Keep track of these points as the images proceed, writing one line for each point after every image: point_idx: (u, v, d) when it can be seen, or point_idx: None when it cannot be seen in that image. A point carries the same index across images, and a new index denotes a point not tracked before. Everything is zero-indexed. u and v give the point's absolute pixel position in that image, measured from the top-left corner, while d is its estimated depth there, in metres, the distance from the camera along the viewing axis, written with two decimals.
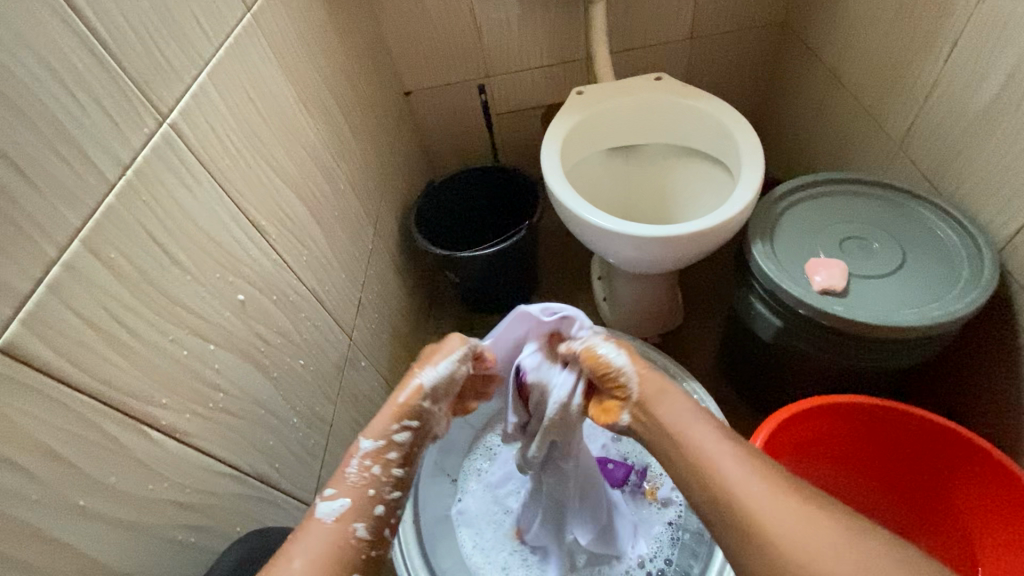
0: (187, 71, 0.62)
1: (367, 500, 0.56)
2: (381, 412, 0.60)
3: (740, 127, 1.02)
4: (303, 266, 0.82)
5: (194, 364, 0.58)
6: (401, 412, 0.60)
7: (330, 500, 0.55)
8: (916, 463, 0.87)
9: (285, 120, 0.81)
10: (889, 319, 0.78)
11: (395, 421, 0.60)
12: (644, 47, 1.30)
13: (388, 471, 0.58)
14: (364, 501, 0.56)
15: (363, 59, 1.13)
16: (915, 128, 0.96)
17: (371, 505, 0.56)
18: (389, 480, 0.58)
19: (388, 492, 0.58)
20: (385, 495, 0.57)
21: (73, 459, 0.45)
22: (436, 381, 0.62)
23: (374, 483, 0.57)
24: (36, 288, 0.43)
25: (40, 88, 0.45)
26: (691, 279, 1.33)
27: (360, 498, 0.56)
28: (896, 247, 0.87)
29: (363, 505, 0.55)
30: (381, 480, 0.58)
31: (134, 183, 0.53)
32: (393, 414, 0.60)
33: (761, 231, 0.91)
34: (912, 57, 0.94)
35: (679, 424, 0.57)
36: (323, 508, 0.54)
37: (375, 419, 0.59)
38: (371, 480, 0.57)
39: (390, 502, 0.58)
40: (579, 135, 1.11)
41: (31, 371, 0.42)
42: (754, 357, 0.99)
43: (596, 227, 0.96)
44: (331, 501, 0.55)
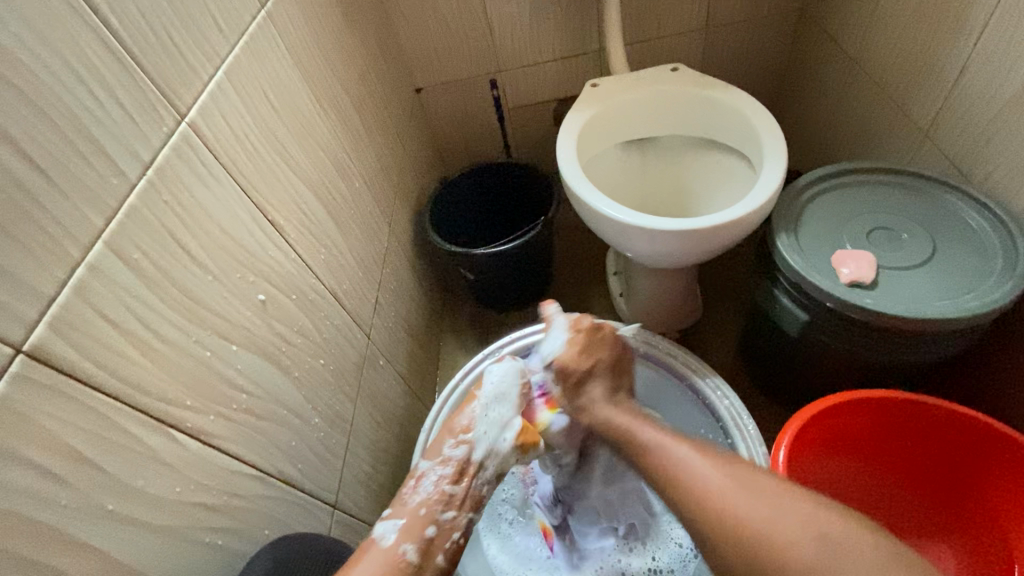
0: (204, 69, 0.61)
1: (420, 521, 0.62)
2: (440, 436, 0.71)
3: (762, 117, 1.00)
4: (322, 265, 0.81)
5: (217, 364, 0.58)
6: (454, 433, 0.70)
7: (387, 521, 0.61)
8: (949, 460, 0.85)
9: (301, 118, 0.81)
10: (921, 311, 0.76)
11: (451, 440, 0.70)
12: (659, 37, 1.28)
13: (439, 489, 0.65)
14: (415, 522, 0.61)
15: (375, 56, 1.12)
16: (943, 114, 0.93)
17: (421, 526, 0.61)
18: (441, 498, 0.64)
19: (439, 513, 0.63)
20: (438, 517, 0.63)
21: (100, 463, 0.44)
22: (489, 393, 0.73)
23: (428, 503, 0.63)
24: (61, 290, 0.42)
25: (61, 88, 0.44)
26: (709, 273, 1.31)
27: (413, 517, 0.62)
28: (926, 237, 0.85)
29: (413, 525, 0.61)
30: (434, 500, 0.64)
31: (154, 182, 0.52)
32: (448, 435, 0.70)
33: (784, 223, 0.89)
34: (939, 41, 0.92)
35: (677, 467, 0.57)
36: (380, 529, 0.61)
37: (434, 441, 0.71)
38: (426, 502, 0.64)
39: (443, 523, 0.63)
40: (595, 128, 1.09)
41: (57, 374, 0.41)
42: (778, 352, 0.97)
43: (615, 221, 0.94)
44: (388, 522, 0.61)
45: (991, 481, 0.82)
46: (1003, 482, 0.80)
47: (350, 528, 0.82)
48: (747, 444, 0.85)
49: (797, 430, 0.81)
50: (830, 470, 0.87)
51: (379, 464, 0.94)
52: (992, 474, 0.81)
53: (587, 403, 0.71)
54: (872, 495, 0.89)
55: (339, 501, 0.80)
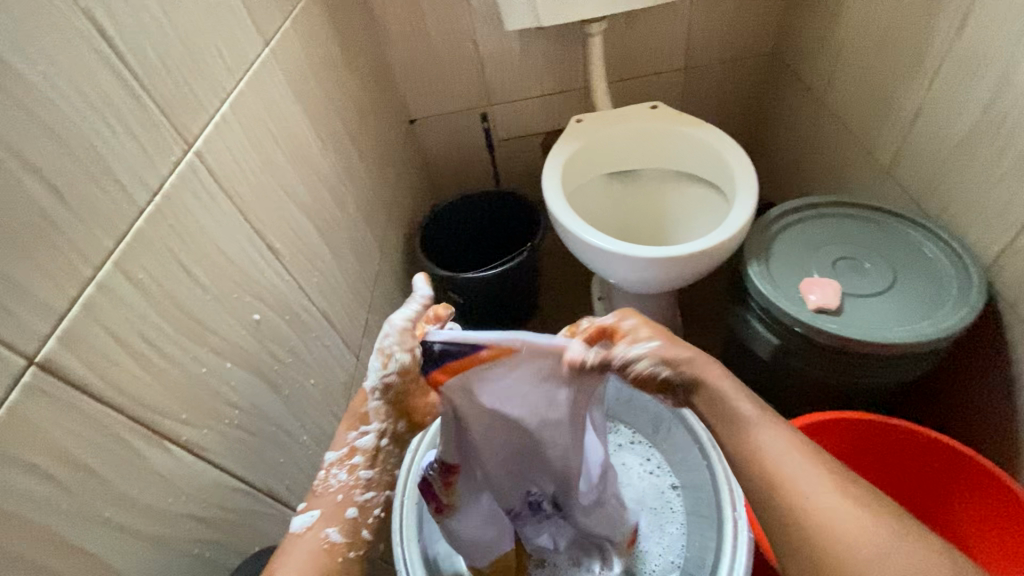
0: (211, 103, 0.66)
1: (339, 505, 0.58)
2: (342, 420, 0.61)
3: (735, 153, 1.06)
4: (314, 288, 0.84)
5: (212, 381, 0.60)
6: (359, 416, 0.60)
7: (303, 513, 0.57)
8: (919, 478, 0.88)
9: (299, 148, 0.85)
10: (881, 336, 0.80)
11: (353, 429, 0.60)
12: (640, 77, 1.36)
13: (355, 477, 0.60)
14: (333, 508, 0.58)
15: (370, 89, 1.18)
16: (901, 153, 1.00)
17: (341, 510, 0.58)
18: (359, 484, 0.60)
19: (359, 494, 0.60)
20: (356, 498, 0.59)
21: (100, 471, 0.47)
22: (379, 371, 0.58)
23: (346, 489, 0.59)
24: (72, 307, 0.45)
25: (82, 121, 0.48)
26: (689, 300, 1.35)
27: (330, 505, 0.58)
28: (886, 267, 0.90)
29: (332, 511, 0.57)
30: (351, 486, 0.59)
31: (160, 208, 0.56)
32: (349, 423, 0.60)
33: (755, 252, 0.94)
34: (896, 86, 1.00)
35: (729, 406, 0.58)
36: (296, 521, 0.56)
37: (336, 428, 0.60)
38: (342, 487, 0.59)
39: (362, 504, 0.60)
40: (579, 161, 1.15)
41: (65, 386, 0.44)
42: (752, 375, 1.01)
43: (597, 248, 0.99)
44: (304, 513, 0.57)
45: (954, 497, 0.85)
46: (964, 503, 0.84)
47: None
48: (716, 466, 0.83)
49: None
50: None
51: None
52: (954, 494, 0.85)
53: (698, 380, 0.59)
54: None
55: None
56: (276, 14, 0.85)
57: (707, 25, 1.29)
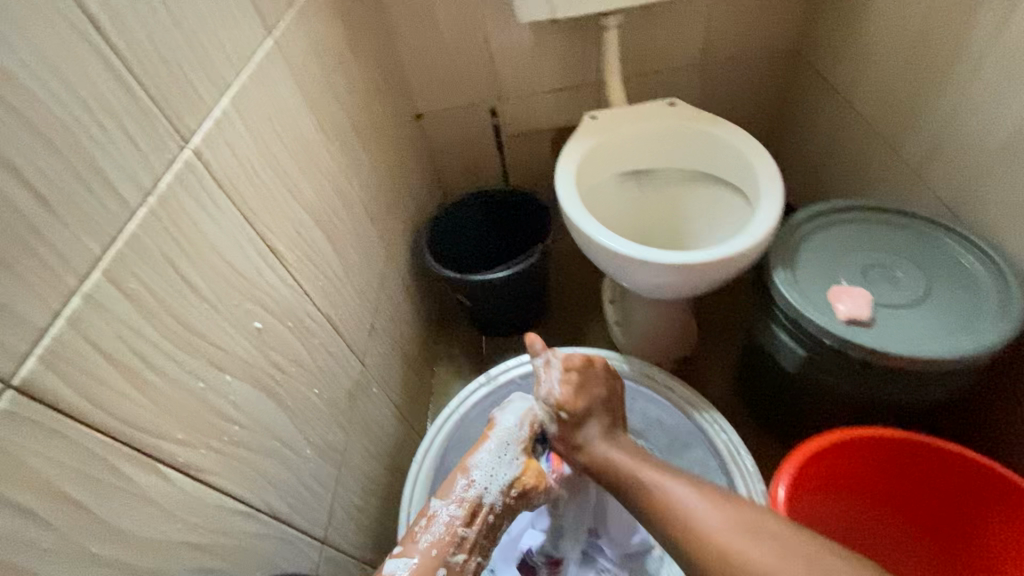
0: (211, 96, 0.61)
1: (432, 562, 0.68)
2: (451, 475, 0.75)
3: (758, 152, 1.02)
4: (319, 291, 0.80)
5: (210, 396, 0.56)
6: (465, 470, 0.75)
7: (397, 559, 0.68)
8: (951, 497, 0.84)
9: (304, 144, 0.81)
10: (917, 351, 0.76)
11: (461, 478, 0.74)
12: (657, 72, 1.31)
13: (454, 533, 0.71)
14: (430, 560, 0.68)
15: (377, 81, 1.13)
16: (934, 156, 0.96)
17: (434, 564, 0.68)
18: (454, 540, 0.70)
19: (451, 554, 0.69)
20: (449, 557, 0.69)
21: (84, 502, 0.42)
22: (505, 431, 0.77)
23: (440, 544, 0.69)
24: (54, 322, 0.41)
25: (69, 116, 0.44)
26: (705, 304, 1.31)
27: (426, 559, 0.68)
28: (920, 276, 0.86)
29: (428, 563, 0.68)
30: (447, 541, 0.70)
31: (155, 210, 0.52)
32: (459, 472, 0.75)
33: (781, 259, 0.90)
34: (930, 85, 0.95)
35: (657, 481, 0.70)
36: (390, 566, 0.67)
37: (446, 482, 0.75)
38: (438, 544, 0.69)
39: (452, 564, 0.69)
40: (595, 160, 1.11)
41: (46, 409, 0.40)
42: (775, 386, 0.97)
43: (615, 252, 0.94)
44: (398, 559, 0.68)
45: (988, 520, 0.81)
46: (998, 526, 0.80)
47: (339, 564, 0.80)
48: (746, 484, 0.84)
49: (795, 469, 0.80)
50: (827, 509, 0.86)
51: (370, 496, 0.91)
52: (988, 517, 0.81)
53: (585, 440, 0.77)
54: (867, 533, 0.88)
55: (328, 537, 0.77)
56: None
57: (728, 19, 1.24)
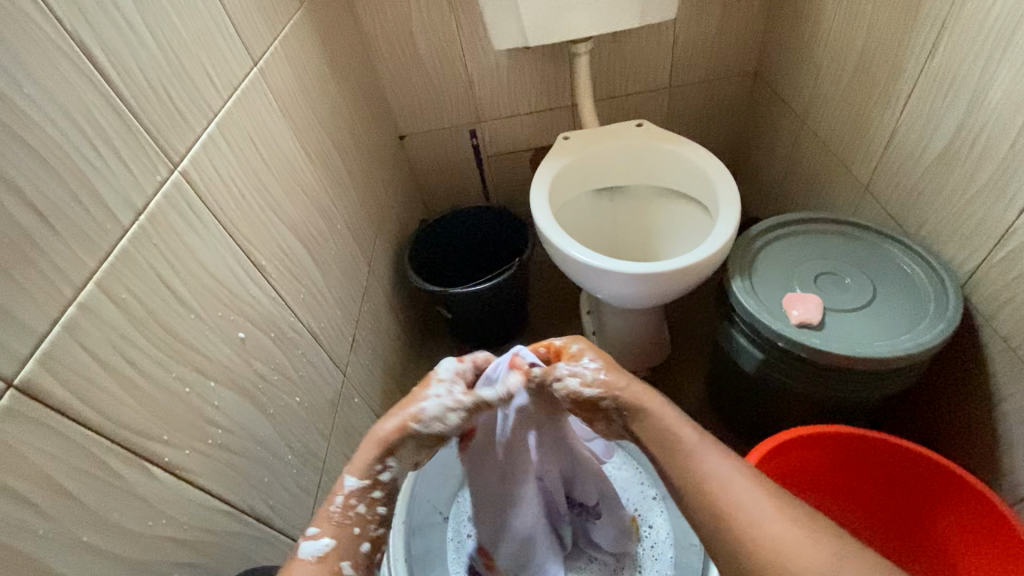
0: (199, 122, 0.67)
1: (354, 539, 0.61)
2: (362, 447, 0.63)
3: (718, 169, 1.08)
4: (301, 304, 0.84)
5: (195, 400, 0.60)
6: (385, 451, 0.63)
7: (314, 540, 0.59)
8: (902, 491, 0.89)
9: (287, 165, 0.86)
10: (862, 350, 0.82)
11: (377, 460, 0.62)
12: (626, 95, 1.38)
13: (372, 512, 0.62)
14: (349, 539, 0.60)
15: (359, 105, 1.19)
16: (879, 171, 1.03)
17: (356, 544, 0.61)
18: (374, 518, 0.62)
19: (373, 530, 0.62)
20: (370, 534, 0.62)
21: (76, 495, 0.46)
22: (424, 417, 0.64)
23: (361, 522, 0.62)
24: (52, 328, 0.45)
25: (67, 143, 0.48)
26: (676, 313, 1.37)
27: (345, 536, 0.60)
28: (866, 282, 0.92)
29: (347, 545, 0.60)
30: (366, 519, 0.62)
31: (146, 227, 0.56)
32: (376, 452, 0.62)
33: (739, 267, 0.96)
34: (872, 106, 1.03)
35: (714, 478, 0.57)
36: (307, 548, 0.58)
37: (358, 457, 0.62)
38: (356, 519, 0.61)
39: (375, 540, 0.63)
40: (567, 177, 1.17)
41: (43, 407, 0.44)
42: (739, 389, 1.02)
43: (584, 264, 0.99)
44: (315, 540, 0.59)
45: (937, 511, 0.86)
46: (947, 517, 0.85)
47: None
48: None
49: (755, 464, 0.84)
50: None
51: None
52: (937, 508, 0.86)
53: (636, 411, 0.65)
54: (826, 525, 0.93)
55: None
56: (265, 33, 0.86)
57: (691, 45, 1.33)
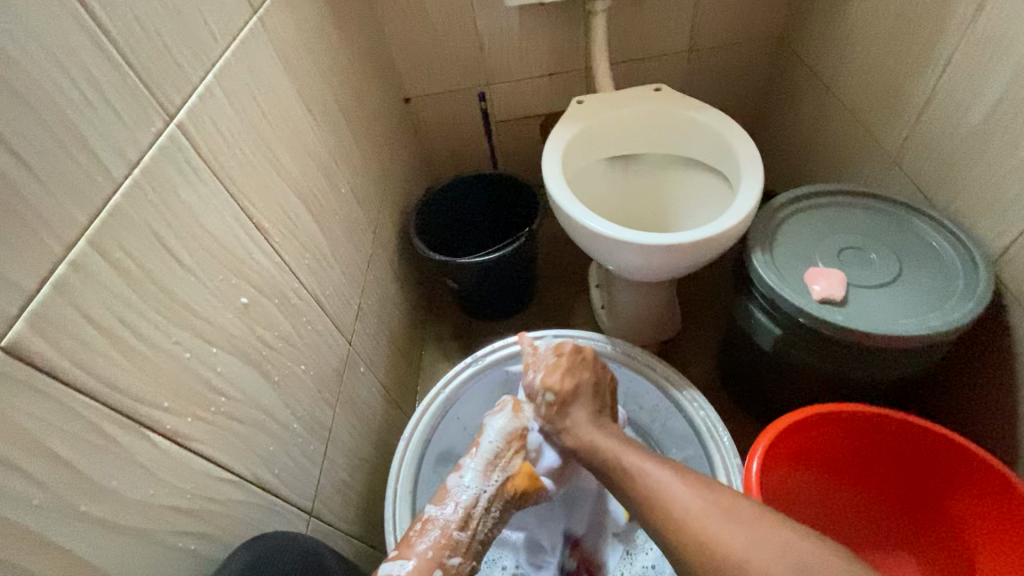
0: (195, 71, 0.62)
1: (429, 564, 0.69)
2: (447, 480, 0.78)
3: (741, 138, 1.03)
4: (306, 269, 0.81)
5: (197, 366, 0.58)
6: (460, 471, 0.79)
7: (392, 563, 0.68)
8: (917, 471, 0.87)
9: (289, 123, 0.81)
10: (887, 328, 0.79)
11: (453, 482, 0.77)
12: (644, 58, 1.32)
13: (448, 537, 0.72)
14: (425, 562, 0.69)
15: (363, 63, 1.14)
16: (910, 141, 0.98)
17: (433, 566, 0.69)
18: (447, 544, 0.71)
19: (448, 558, 0.71)
20: (444, 559, 0.70)
21: (74, 463, 0.44)
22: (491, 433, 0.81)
23: (436, 547, 0.71)
24: (42, 288, 0.42)
25: (53, 88, 0.44)
26: (689, 287, 1.34)
27: (422, 560, 0.69)
28: (892, 257, 0.89)
29: (424, 565, 0.69)
30: (441, 544, 0.71)
31: (141, 182, 0.53)
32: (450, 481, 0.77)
33: (760, 240, 0.92)
34: (907, 72, 0.97)
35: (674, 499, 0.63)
36: (386, 568, 0.68)
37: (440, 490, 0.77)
38: (434, 543, 0.71)
39: (449, 565, 0.70)
40: (581, 143, 1.12)
41: (33, 370, 0.41)
42: (753, 365, 0.99)
43: (598, 234, 0.96)
44: (393, 563, 0.68)
45: (954, 491, 0.84)
46: (964, 497, 0.83)
47: (328, 534, 0.82)
48: (722, 458, 0.86)
49: (769, 442, 0.82)
50: (799, 483, 0.89)
51: (358, 471, 0.93)
52: (954, 489, 0.84)
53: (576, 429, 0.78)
54: (838, 505, 0.91)
55: (316, 509, 0.79)
56: None
57: (713, 7, 1.26)
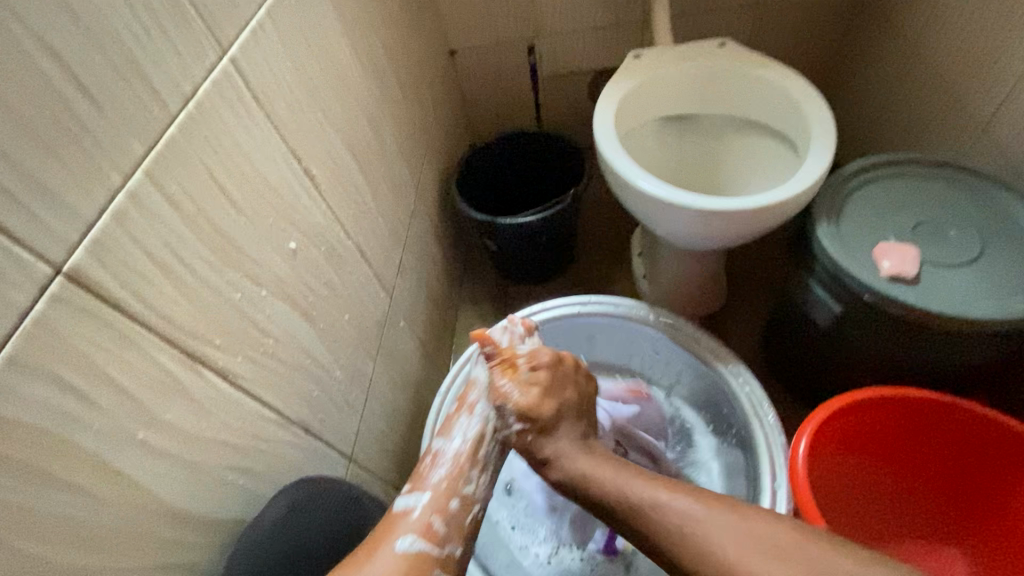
0: (247, 5, 0.60)
1: (444, 497, 0.62)
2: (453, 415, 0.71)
3: (812, 99, 0.96)
4: (351, 220, 0.80)
5: (247, 307, 0.58)
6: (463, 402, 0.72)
7: (407, 496, 0.62)
8: (970, 460, 0.83)
9: (338, 67, 0.79)
10: (963, 311, 0.73)
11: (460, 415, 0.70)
12: (706, 12, 1.23)
13: (459, 467, 0.65)
14: (440, 497, 0.62)
15: (410, 9, 1.09)
16: (1006, 108, 0.88)
17: (445, 501, 0.62)
18: (461, 478, 0.64)
19: (461, 488, 0.64)
20: (459, 492, 0.63)
21: (132, 391, 0.45)
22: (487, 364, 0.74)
23: (449, 480, 0.64)
24: (101, 216, 0.42)
25: (109, 10, 0.43)
26: (737, 260, 1.28)
27: (437, 493, 0.62)
28: (973, 235, 0.82)
29: (438, 499, 0.62)
30: (455, 478, 0.64)
31: (195, 117, 0.51)
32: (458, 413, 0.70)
33: (825, 211, 0.86)
34: (1011, 29, 0.87)
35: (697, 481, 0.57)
36: (402, 503, 0.61)
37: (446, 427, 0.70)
38: (447, 479, 0.64)
39: (464, 498, 0.63)
40: (635, 101, 1.06)
41: (94, 298, 0.41)
42: (804, 343, 0.95)
43: (651, 199, 0.91)
44: (408, 497, 0.62)
45: (1011, 482, 0.80)
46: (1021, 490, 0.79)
47: (365, 481, 0.83)
48: (765, 435, 0.83)
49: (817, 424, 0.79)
50: (842, 466, 0.86)
51: (396, 423, 0.94)
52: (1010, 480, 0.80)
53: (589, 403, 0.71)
54: (881, 491, 0.88)
55: (355, 455, 0.80)
56: None
57: None
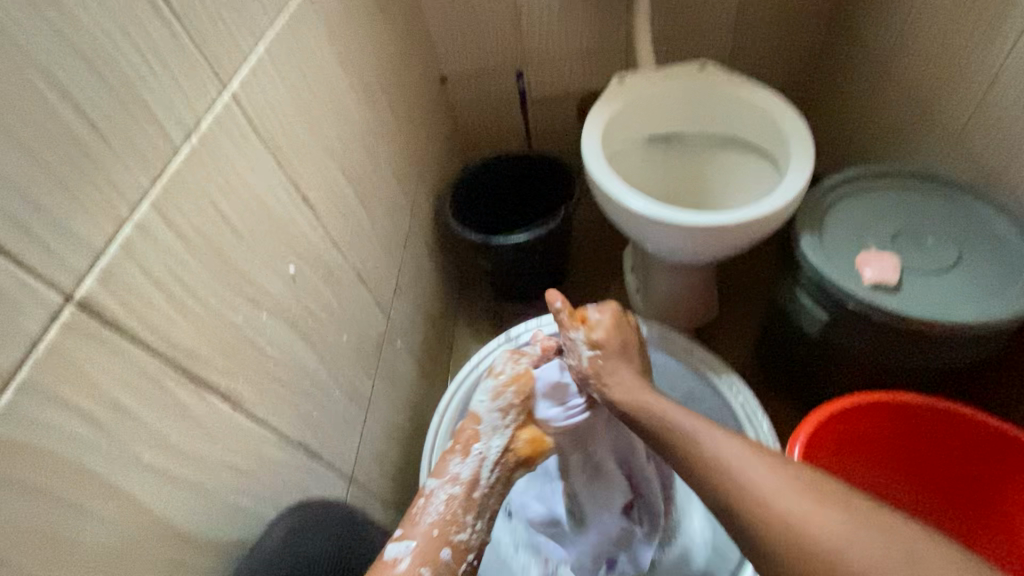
0: (246, 42, 0.63)
1: (435, 544, 0.67)
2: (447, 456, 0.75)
3: (790, 116, 1.00)
4: (348, 243, 0.82)
5: (248, 330, 0.59)
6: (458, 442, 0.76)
7: (398, 542, 0.66)
8: (961, 461, 0.84)
9: (333, 97, 0.82)
10: (944, 316, 0.76)
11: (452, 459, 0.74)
12: (687, 35, 1.28)
13: (450, 512, 0.69)
14: (428, 545, 0.66)
15: (403, 40, 1.13)
16: (975, 121, 0.92)
17: (437, 549, 0.66)
18: (453, 524, 0.69)
19: (454, 534, 0.68)
20: (449, 538, 0.68)
21: (139, 414, 0.46)
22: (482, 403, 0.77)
23: (440, 526, 0.68)
24: (109, 245, 0.44)
25: (118, 52, 0.46)
26: (727, 273, 1.31)
27: (426, 540, 0.66)
28: (950, 242, 0.85)
29: (427, 545, 0.66)
30: (446, 524, 0.68)
31: (197, 149, 0.54)
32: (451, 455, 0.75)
33: (808, 223, 0.89)
34: (974, 47, 0.91)
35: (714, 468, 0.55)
36: (392, 550, 0.65)
37: (440, 465, 0.74)
38: (439, 525, 0.68)
39: (455, 545, 0.68)
40: (621, 123, 1.09)
41: (102, 324, 0.43)
42: (795, 352, 0.97)
43: (640, 216, 0.94)
44: (399, 543, 0.66)
45: (1000, 482, 0.82)
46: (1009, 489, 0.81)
47: (366, 502, 0.83)
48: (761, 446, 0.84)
49: (811, 431, 0.80)
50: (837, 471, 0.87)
51: (394, 444, 0.94)
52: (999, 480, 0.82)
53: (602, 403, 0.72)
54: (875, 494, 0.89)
55: (355, 476, 0.80)
56: None
57: None
